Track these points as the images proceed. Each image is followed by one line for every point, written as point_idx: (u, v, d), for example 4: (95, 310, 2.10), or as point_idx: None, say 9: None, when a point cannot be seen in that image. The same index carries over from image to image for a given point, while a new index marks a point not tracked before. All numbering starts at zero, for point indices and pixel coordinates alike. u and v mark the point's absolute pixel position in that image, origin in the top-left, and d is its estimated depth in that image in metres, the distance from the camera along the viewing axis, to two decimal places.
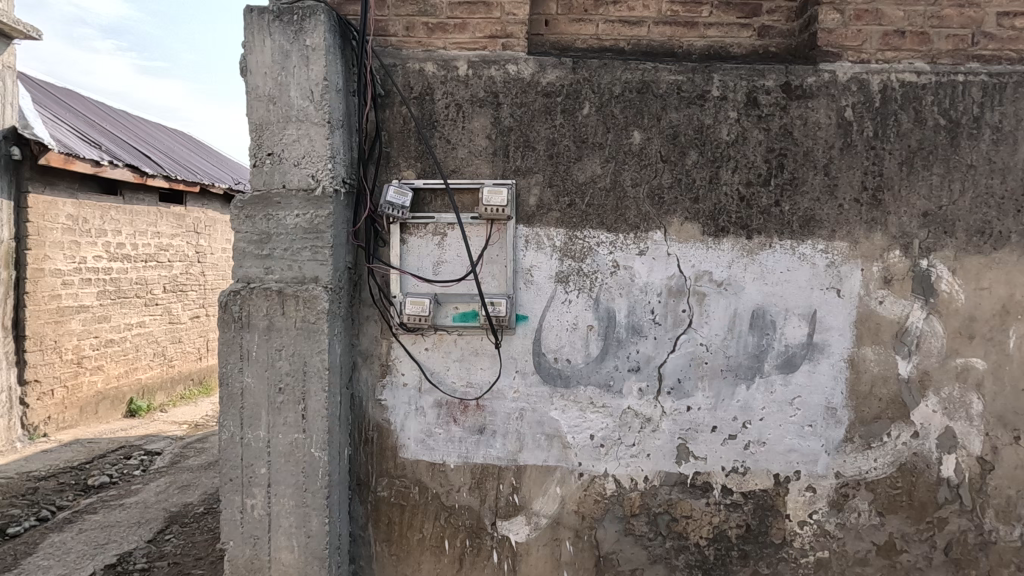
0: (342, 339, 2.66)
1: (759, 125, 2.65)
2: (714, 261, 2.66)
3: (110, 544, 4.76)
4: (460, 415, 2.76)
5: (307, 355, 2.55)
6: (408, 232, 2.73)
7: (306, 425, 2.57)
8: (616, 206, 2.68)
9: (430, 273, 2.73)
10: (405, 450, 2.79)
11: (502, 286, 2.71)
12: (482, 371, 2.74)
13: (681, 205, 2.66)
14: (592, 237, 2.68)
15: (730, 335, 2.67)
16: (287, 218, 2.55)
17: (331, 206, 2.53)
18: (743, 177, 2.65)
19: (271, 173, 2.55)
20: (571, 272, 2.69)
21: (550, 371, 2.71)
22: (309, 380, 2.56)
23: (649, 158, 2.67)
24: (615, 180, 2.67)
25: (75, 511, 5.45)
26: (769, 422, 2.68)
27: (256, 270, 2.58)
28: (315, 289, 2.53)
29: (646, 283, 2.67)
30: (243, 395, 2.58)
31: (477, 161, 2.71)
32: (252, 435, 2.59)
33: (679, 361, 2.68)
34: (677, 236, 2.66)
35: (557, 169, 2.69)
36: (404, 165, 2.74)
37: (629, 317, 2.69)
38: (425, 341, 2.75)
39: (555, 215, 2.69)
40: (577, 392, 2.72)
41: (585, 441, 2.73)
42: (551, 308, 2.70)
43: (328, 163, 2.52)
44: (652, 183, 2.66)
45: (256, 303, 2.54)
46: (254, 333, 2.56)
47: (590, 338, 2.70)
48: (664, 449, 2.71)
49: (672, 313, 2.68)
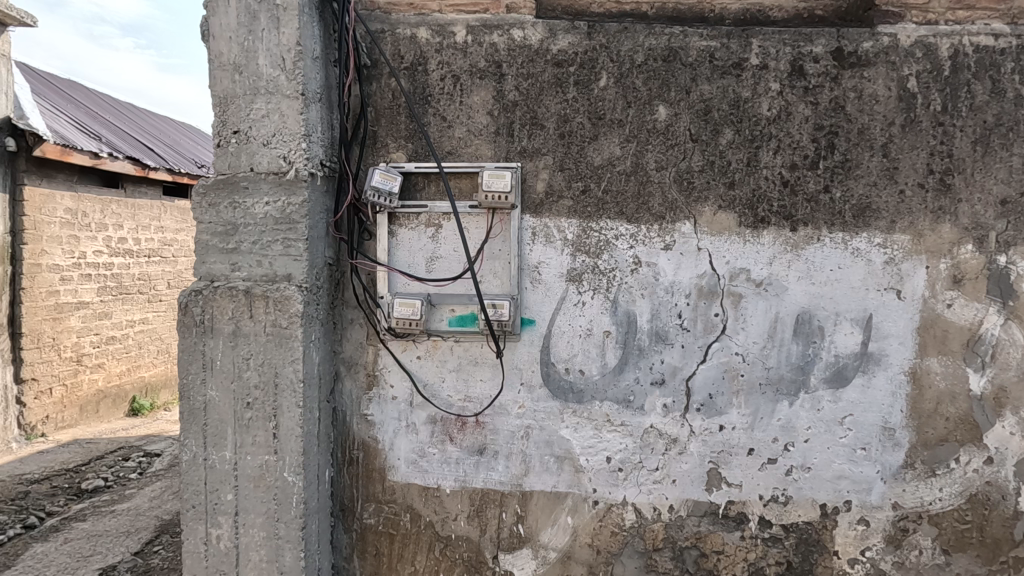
0: (321, 346, 2.32)
1: (806, 99, 2.27)
2: (753, 257, 2.28)
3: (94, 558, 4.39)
4: (457, 433, 2.41)
5: (279, 365, 2.20)
6: (398, 224, 2.38)
7: (278, 445, 2.23)
8: (638, 193, 2.30)
9: (423, 270, 2.38)
10: (394, 472, 2.45)
11: (504, 286, 2.35)
12: (482, 384, 2.38)
13: (714, 191, 2.28)
14: (609, 229, 2.31)
15: (770, 343, 2.29)
16: (255, 206, 2.20)
17: (307, 192, 2.18)
18: (786, 159, 2.27)
19: (237, 154, 2.21)
20: (585, 270, 2.33)
21: (560, 384, 2.35)
22: (281, 394, 2.21)
23: (676, 138, 2.29)
24: (636, 162, 2.30)
25: (63, 519, 5.14)
26: (815, 444, 2.31)
27: (220, 267, 2.23)
28: (287, 288, 2.18)
29: (672, 282, 2.30)
30: (206, 410, 2.24)
31: (477, 142, 2.35)
32: (217, 456, 2.25)
33: (710, 373, 2.31)
34: (708, 227, 2.29)
35: (569, 150, 2.32)
36: (393, 146, 2.38)
37: (651, 323, 2.32)
38: (418, 348, 2.40)
39: (567, 204, 2.32)
40: (592, 408, 2.35)
41: (600, 464, 2.36)
42: (562, 311, 2.34)
43: (302, 143, 2.17)
44: (679, 166, 2.29)
45: (220, 305, 2.20)
46: (218, 339, 2.22)
47: (607, 347, 2.33)
48: (692, 475, 2.35)
49: (702, 318, 2.30)
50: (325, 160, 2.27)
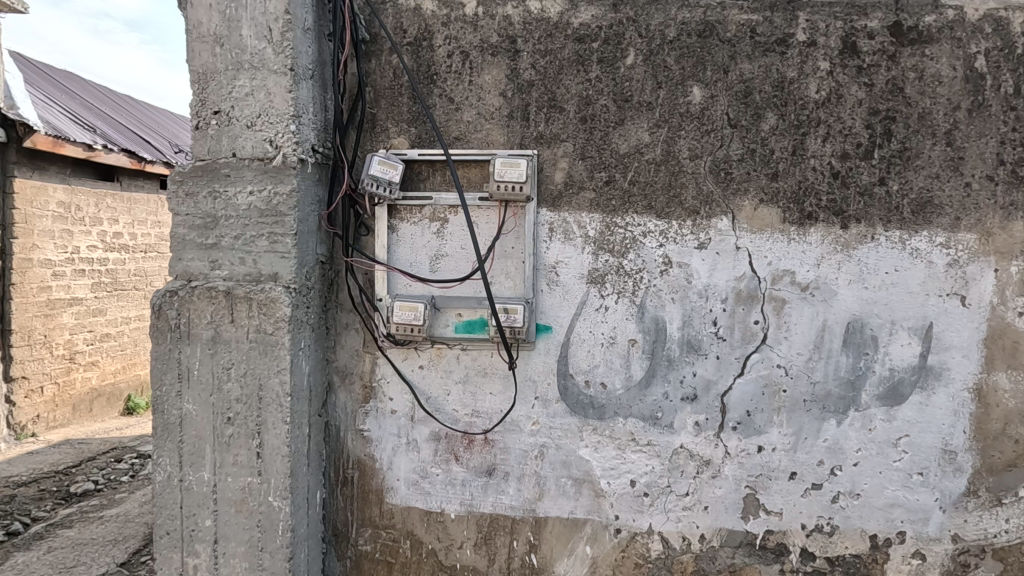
0: (312, 354, 2.06)
1: (859, 79, 2.01)
2: (799, 257, 2.02)
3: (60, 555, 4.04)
4: (463, 451, 2.16)
5: (263, 376, 1.95)
6: (398, 218, 2.13)
7: (261, 466, 1.97)
8: (668, 184, 2.05)
9: (426, 270, 2.13)
10: (393, 494, 2.20)
11: (518, 288, 2.09)
12: (491, 397, 2.13)
13: (755, 183, 2.03)
14: (636, 225, 2.06)
15: (817, 354, 2.03)
16: (238, 196, 1.94)
17: (296, 181, 1.92)
18: (837, 147, 2.01)
19: (218, 137, 1.95)
20: (608, 271, 2.07)
21: (579, 398, 2.10)
22: (266, 409, 1.96)
23: (712, 123, 2.04)
24: (667, 149, 2.05)
25: (49, 525, 4.69)
26: (865, 468, 2.05)
27: (198, 264, 1.98)
28: (273, 289, 1.92)
29: (706, 286, 2.05)
30: (182, 425, 1.99)
31: (488, 126, 2.10)
32: (194, 477, 2.00)
33: (748, 388, 2.06)
34: (749, 223, 2.03)
35: (592, 137, 2.06)
36: (393, 130, 2.13)
37: (683, 332, 2.06)
38: (420, 357, 2.15)
39: (589, 196, 2.07)
40: (614, 426, 2.10)
41: (623, 488, 2.11)
42: (582, 316, 2.09)
43: (291, 125, 1.90)
44: (716, 155, 2.04)
45: (198, 308, 1.95)
46: (195, 346, 1.96)
47: (633, 358, 2.08)
48: (726, 501, 2.10)
49: (740, 326, 2.05)
50: (317, 145, 2.01)
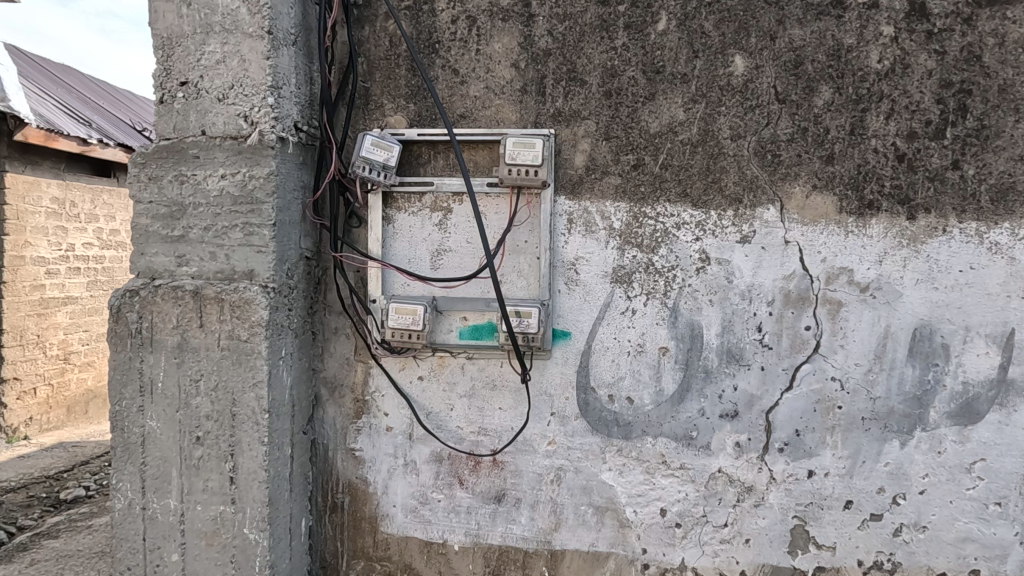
0: (295, 364, 1.80)
1: (929, 47, 1.72)
2: (858, 253, 1.74)
3: (51, 544, 3.66)
4: (469, 474, 1.89)
5: (237, 390, 1.68)
6: (395, 208, 1.86)
7: (235, 493, 1.71)
8: (706, 168, 1.77)
9: (426, 267, 1.86)
10: (388, 522, 1.93)
11: (531, 288, 1.82)
12: (501, 413, 1.86)
13: (807, 166, 1.75)
14: (669, 215, 1.78)
15: (878, 366, 1.75)
16: (208, 181, 1.67)
17: (276, 163, 1.65)
18: (902, 125, 1.73)
19: (185, 112, 1.67)
20: (636, 268, 1.80)
21: (602, 415, 1.83)
22: (240, 428, 1.69)
23: (756, 97, 1.76)
24: (704, 128, 1.77)
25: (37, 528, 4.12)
26: (934, 498, 1.76)
27: (163, 260, 1.71)
28: (248, 288, 1.65)
29: (750, 286, 1.77)
30: (145, 446, 1.72)
31: (498, 102, 1.83)
32: (159, 505, 1.74)
33: (797, 404, 1.79)
34: (800, 214, 1.75)
35: (618, 113, 1.79)
36: (389, 107, 1.86)
37: (722, 339, 1.79)
38: (420, 367, 1.88)
39: (613, 181, 1.80)
40: (642, 447, 1.83)
41: (651, 517, 1.84)
42: (605, 320, 1.82)
43: (269, 97, 1.62)
44: (761, 134, 1.76)
45: (162, 310, 1.69)
46: (160, 355, 1.70)
47: (664, 369, 1.81)
48: (771, 533, 1.82)
49: (789, 332, 1.77)
50: (301, 122, 1.73)
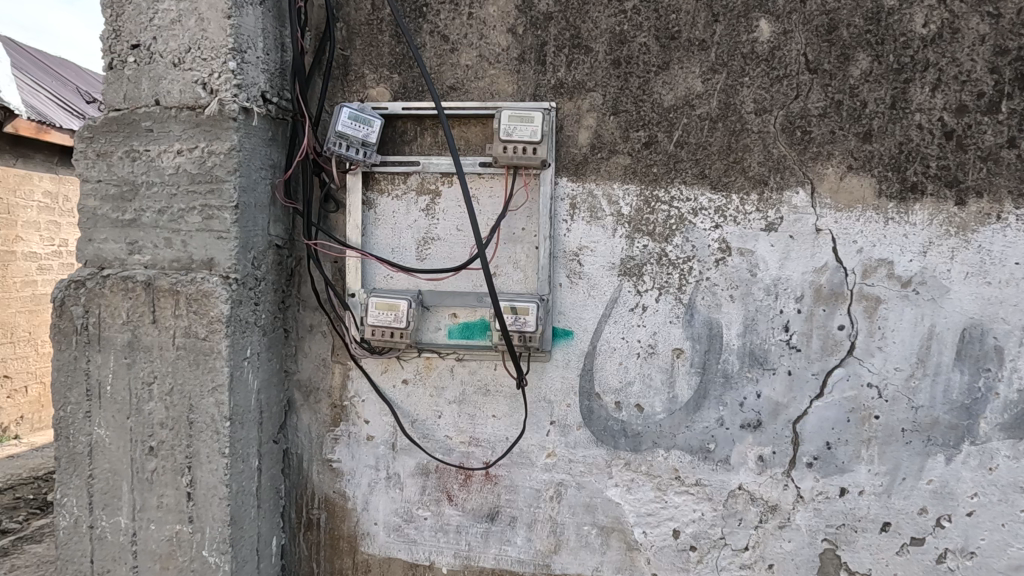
0: (263, 366, 1.60)
1: (982, 8, 1.50)
2: (900, 242, 1.54)
3: (32, 548, 3.38)
4: (458, 489, 1.69)
5: (195, 395, 1.48)
6: (376, 191, 1.67)
7: (193, 511, 1.51)
8: (727, 147, 1.57)
9: (412, 258, 1.66)
10: (368, 541, 1.73)
11: (529, 281, 1.62)
12: (495, 422, 1.66)
13: (841, 144, 1.55)
14: (685, 200, 1.58)
15: (920, 371, 1.55)
16: (163, 157, 1.47)
17: (239, 137, 1.45)
18: (951, 98, 1.52)
19: (136, 78, 1.47)
20: (647, 260, 1.60)
21: (608, 424, 1.63)
22: (197, 438, 1.49)
23: (784, 67, 1.56)
24: (725, 101, 1.57)
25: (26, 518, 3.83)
26: (984, 520, 1.55)
27: (112, 247, 1.51)
28: (207, 279, 1.46)
29: (776, 280, 1.57)
30: (92, 457, 1.52)
31: (493, 72, 1.63)
32: (107, 524, 1.54)
33: (827, 413, 1.58)
34: (833, 198, 1.55)
35: (627, 85, 1.59)
36: (371, 78, 1.66)
37: (743, 340, 1.59)
38: (404, 369, 1.68)
39: (622, 161, 1.59)
40: (653, 461, 1.62)
41: (663, 539, 1.64)
42: (612, 318, 1.62)
43: (231, 62, 1.43)
44: (789, 108, 1.56)
45: (112, 304, 1.49)
46: (108, 354, 1.50)
47: (678, 373, 1.61)
48: (798, 558, 1.61)
49: (820, 333, 1.57)
50: (269, 92, 1.54)
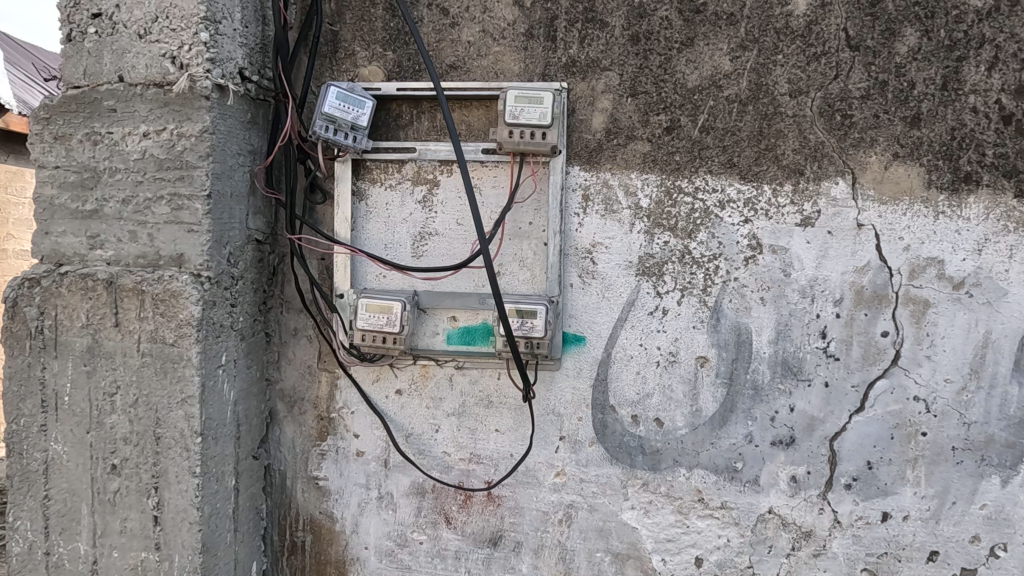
0: (240, 374, 1.44)
1: None
2: (952, 239, 1.37)
3: None
4: (458, 511, 1.53)
5: (162, 407, 1.32)
6: (368, 181, 1.51)
7: (160, 538, 1.34)
8: (758, 132, 1.41)
9: (407, 255, 1.50)
10: (357, 568, 1.57)
11: (536, 281, 1.46)
12: (498, 437, 1.50)
13: (886, 130, 1.38)
14: (711, 191, 1.42)
15: (974, 383, 1.39)
16: (127, 140, 1.31)
17: (212, 118, 1.29)
18: (1009, 78, 1.35)
19: (97, 52, 1.31)
20: (668, 258, 1.44)
21: (623, 441, 1.47)
22: (165, 455, 1.33)
23: (822, 43, 1.39)
24: (756, 81, 1.41)
25: None
26: None
27: (71, 240, 1.35)
28: (176, 278, 1.30)
29: (812, 281, 1.41)
30: (47, 476, 1.36)
31: (498, 49, 1.47)
32: (65, 551, 1.37)
33: (868, 429, 1.42)
34: (876, 190, 1.39)
35: (647, 63, 1.42)
36: (362, 56, 1.50)
37: (775, 348, 1.43)
38: (397, 378, 1.52)
39: (641, 148, 1.43)
40: (674, 481, 1.47)
41: (684, 568, 1.48)
42: (629, 323, 1.45)
43: (203, 33, 1.27)
44: (828, 89, 1.39)
45: (70, 305, 1.33)
46: (66, 362, 1.33)
47: (702, 383, 1.45)
48: None
49: (861, 340, 1.41)
50: (248, 69, 1.38)
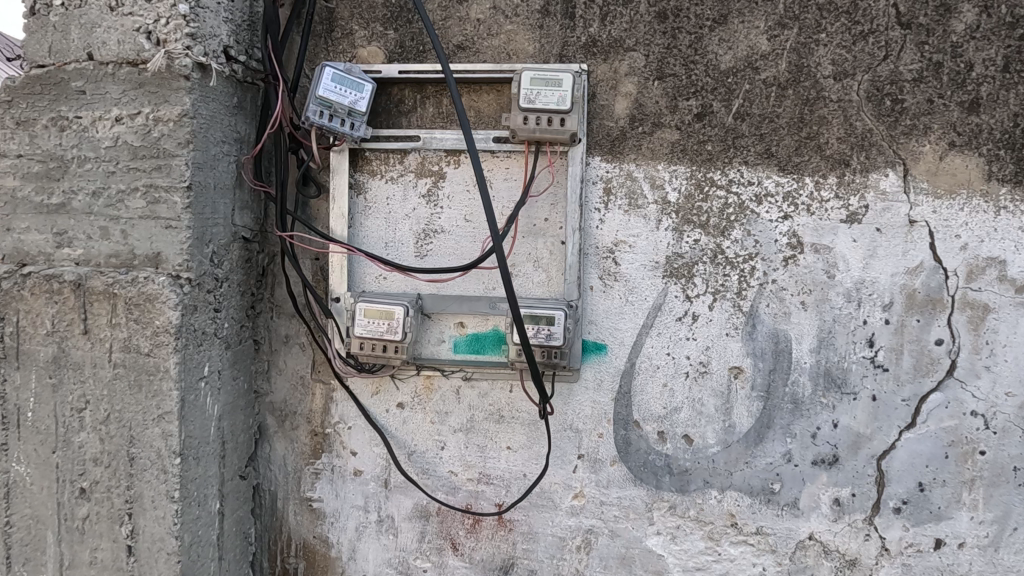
0: (225, 386, 1.30)
1: None
2: (1015, 237, 1.24)
3: None
4: (465, 536, 1.39)
5: (136, 425, 1.18)
6: (367, 173, 1.37)
7: (134, 570, 1.20)
8: (799, 119, 1.27)
9: (410, 255, 1.37)
10: None
11: (553, 283, 1.33)
12: (509, 455, 1.36)
13: (941, 116, 1.25)
14: (746, 184, 1.28)
15: None
16: (98, 125, 1.17)
17: (193, 101, 1.16)
18: None
19: (64, 26, 1.17)
20: (699, 258, 1.30)
21: (648, 460, 1.33)
22: (140, 478, 1.19)
23: (869, 20, 1.26)
24: (796, 62, 1.27)
25: None
26: None
27: (34, 237, 1.20)
28: (152, 279, 1.16)
29: (859, 283, 1.27)
30: (9, 501, 1.21)
31: (510, 28, 1.33)
32: None
33: (920, 447, 1.28)
34: (930, 183, 1.25)
35: (675, 43, 1.29)
36: (361, 35, 1.36)
37: (817, 358, 1.29)
38: (399, 390, 1.38)
39: (669, 136, 1.30)
40: (704, 504, 1.33)
41: None
42: (655, 329, 1.32)
43: (181, 5, 1.13)
44: (876, 70, 1.26)
45: (34, 310, 1.18)
46: (29, 374, 1.19)
47: (735, 397, 1.31)
48: None
49: (912, 348, 1.27)
50: (234, 48, 1.24)
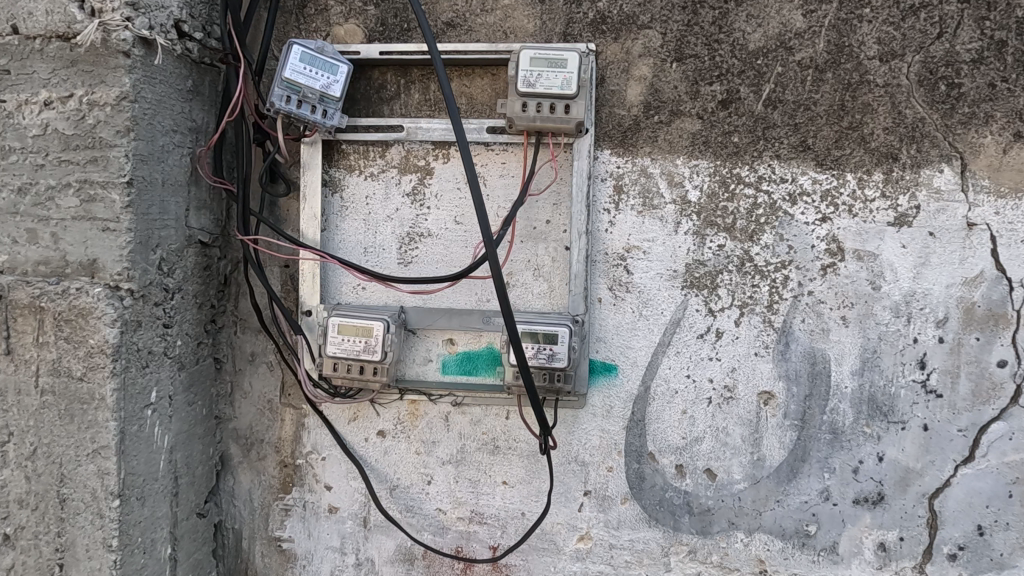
0: (178, 413, 1.13)
1: None
2: None
3: None
4: None
5: (68, 461, 1.01)
6: (343, 169, 1.20)
7: None
8: (839, 106, 1.10)
9: (392, 263, 1.20)
10: None
11: (555, 294, 1.16)
12: (505, 491, 1.19)
13: (1004, 102, 1.08)
14: (779, 181, 1.11)
15: None
16: (24, 111, 1.00)
17: (135, 83, 0.99)
18: None
19: None
20: (723, 267, 1.13)
21: (665, 497, 1.16)
22: (72, 523, 1.02)
23: None
24: (836, 41, 1.10)
25: None
26: None
27: None
28: (86, 292, 0.99)
29: (909, 296, 1.10)
30: None
31: (507, 3, 1.16)
32: None
33: (979, 485, 1.11)
34: (992, 180, 1.09)
35: (696, 19, 1.12)
36: (337, 12, 1.20)
37: (860, 381, 1.12)
38: (379, 416, 1.21)
39: (689, 126, 1.13)
40: (730, 548, 1.15)
41: None
42: (673, 347, 1.15)
43: None
44: (929, 49, 1.09)
45: None
46: None
47: (765, 426, 1.14)
48: None
49: (970, 371, 1.10)
50: (188, 23, 1.07)
